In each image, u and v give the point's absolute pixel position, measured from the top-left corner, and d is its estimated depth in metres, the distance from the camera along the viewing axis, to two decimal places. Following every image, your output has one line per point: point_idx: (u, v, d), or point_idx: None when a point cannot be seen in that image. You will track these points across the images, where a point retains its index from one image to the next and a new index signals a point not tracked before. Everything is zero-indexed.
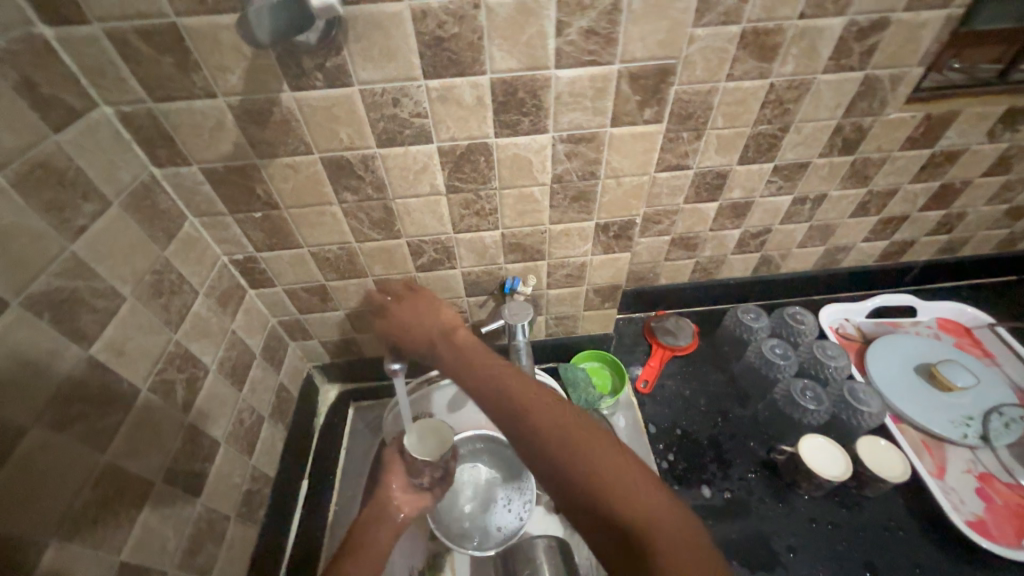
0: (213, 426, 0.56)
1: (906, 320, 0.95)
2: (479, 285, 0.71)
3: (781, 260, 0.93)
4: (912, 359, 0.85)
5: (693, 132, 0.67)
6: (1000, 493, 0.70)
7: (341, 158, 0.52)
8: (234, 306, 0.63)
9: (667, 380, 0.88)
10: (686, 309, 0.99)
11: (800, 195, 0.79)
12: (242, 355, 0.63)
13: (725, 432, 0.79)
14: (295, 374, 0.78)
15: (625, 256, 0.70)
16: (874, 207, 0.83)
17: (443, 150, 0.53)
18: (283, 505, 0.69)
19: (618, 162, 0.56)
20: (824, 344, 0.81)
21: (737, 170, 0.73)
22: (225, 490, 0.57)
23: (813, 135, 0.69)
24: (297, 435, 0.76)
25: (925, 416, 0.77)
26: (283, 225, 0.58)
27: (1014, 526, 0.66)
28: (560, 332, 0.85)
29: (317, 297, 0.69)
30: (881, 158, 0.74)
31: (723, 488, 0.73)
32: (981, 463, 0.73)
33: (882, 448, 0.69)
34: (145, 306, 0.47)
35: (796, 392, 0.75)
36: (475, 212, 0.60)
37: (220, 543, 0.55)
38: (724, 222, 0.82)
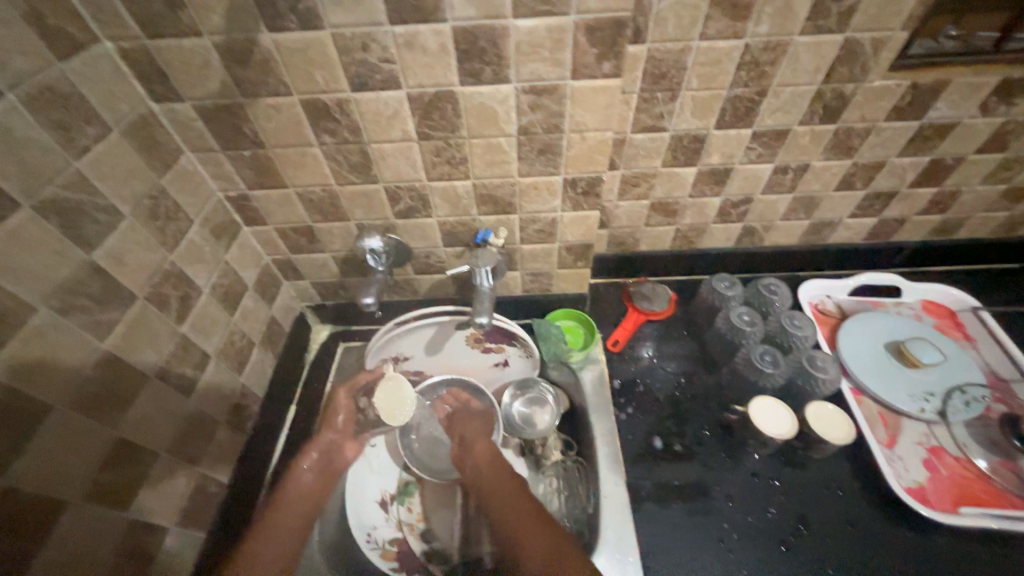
0: (204, 341, 0.63)
1: (889, 300, 0.94)
2: (455, 235, 0.76)
3: (764, 232, 0.93)
4: (885, 336, 0.86)
5: (667, 93, 0.68)
6: (946, 464, 0.72)
7: (319, 101, 0.56)
8: (227, 239, 0.69)
9: (637, 341, 0.92)
10: (666, 277, 1.01)
11: (781, 164, 0.79)
12: (235, 284, 0.70)
13: (685, 392, 0.83)
14: (287, 311, 0.85)
15: (595, 214, 0.73)
16: (859, 181, 0.83)
17: (412, 97, 0.56)
18: (270, 423, 0.77)
19: (581, 116, 0.59)
20: (793, 314, 0.82)
21: (714, 134, 0.74)
22: (215, 397, 0.64)
23: (792, 101, 0.69)
24: (286, 365, 0.84)
25: (886, 390, 0.78)
26: (270, 164, 0.63)
27: (953, 494, 0.69)
28: (536, 288, 0.89)
29: (305, 237, 0.75)
30: (865, 129, 0.74)
31: (675, 441, 0.77)
32: (935, 437, 0.75)
33: (829, 412, 0.72)
34: (143, 225, 0.53)
35: (756, 356, 0.77)
36: (446, 159, 0.64)
37: (209, 441, 0.63)
38: (702, 188, 0.83)
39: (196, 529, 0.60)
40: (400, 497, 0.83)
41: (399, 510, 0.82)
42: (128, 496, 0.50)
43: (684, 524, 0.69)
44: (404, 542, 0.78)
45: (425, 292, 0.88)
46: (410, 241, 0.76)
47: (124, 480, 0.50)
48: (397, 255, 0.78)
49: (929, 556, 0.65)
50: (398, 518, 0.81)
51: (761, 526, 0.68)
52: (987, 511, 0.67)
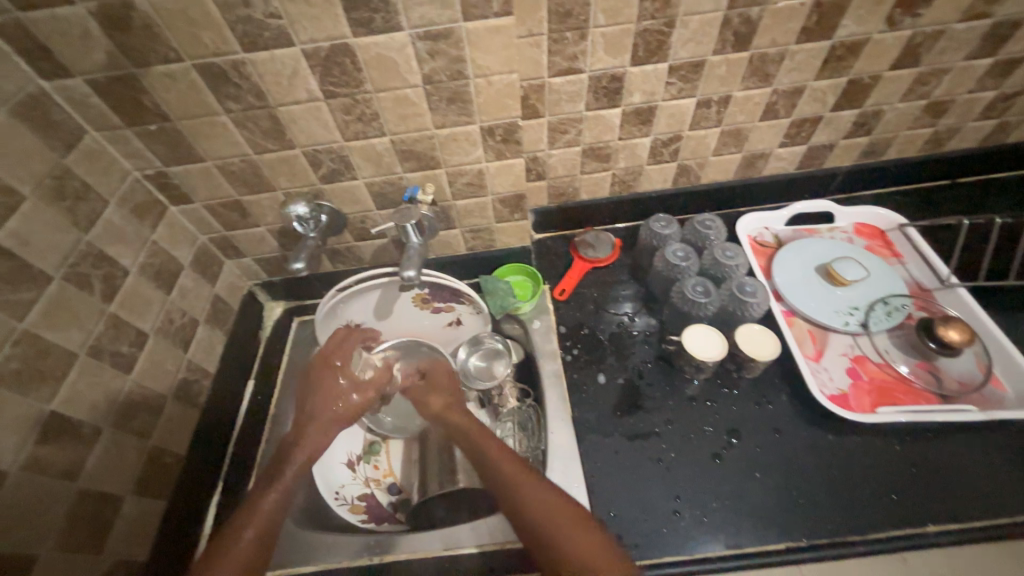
0: (139, 319, 0.64)
1: (823, 226, 0.97)
2: (385, 196, 0.76)
3: (699, 169, 0.94)
4: (817, 260, 0.89)
5: (576, 31, 0.68)
6: (868, 371, 0.77)
7: (213, 65, 0.55)
8: (153, 218, 0.69)
9: (584, 288, 0.94)
10: (611, 225, 1.03)
11: (703, 97, 0.80)
12: (167, 264, 0.70)
13: (627, 330, 0.87)
14: (234, 289, 0.86)
15: (519, 162, 0.74)
16: (782, 108, 0.84)
17: (308, 53, 0.56)
18: (227, 398, 0.80)
19: (483, 60, 0.59)
20: (725, 246, 0.85)
21: (631, 72, 0.74)
22: (159, 373, 0.66)
23: (701, 29, 0.70)
24: (239, 342, 0.85)
25: (814, 309, 0.82)
26: (180, 137, 0.63)
27: (871, 397, 0.74)
28: (479, 245, 0.90)
29: (236, 212, 0.75)
30: (779, 53, 0.74)
31: (618, 375, 0.81)
32: (859, 348, 0.80)
33: (756, 332, 0.76)
34: (48, 206, 0.54)
35: (689, 288, 0.80)
36: (358, 117, 0.64)
37: (159, 415, 0.65)
38: (630, 129, 0.84)
39: (156, 496, 0.63)
40: (366, 457, 0.87)
41: (366, 468, 0.86)
42: (73, 466, 0.53)
43: (625, 448, 0.73)
44: (372, 496, 0.83)
45: (371, 259, 0.89)
46: (342, 206, 0.77)
47: (66, 451, 0.52)
48: (333, 222, 0.79)
49: (848, 453, 0.70)
50: (366, 475, 0.85)
51: (696, 443, 0.72)
52: (903, 408, 0.72)
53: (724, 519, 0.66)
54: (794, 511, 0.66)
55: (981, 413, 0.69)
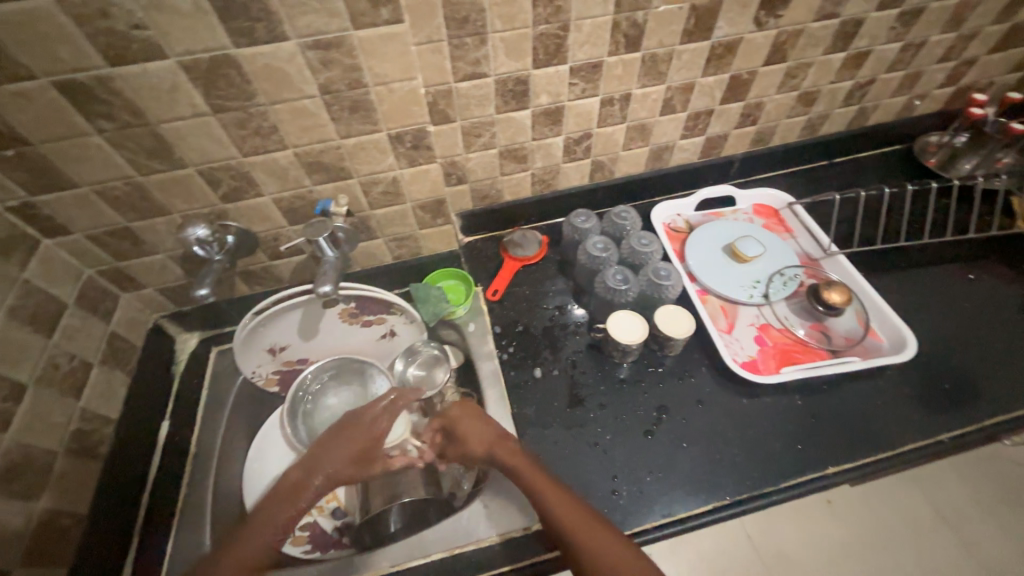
0: (13, 369, 0.57)
1: (727, 209, 1.06)
2: (297, 210, 0.73)
3: (612, 164, 0.99)
4: (723, 241, 0.97)
5: (475, 37, 0.69)
6: (772, 337, 0.85)
7: (74, 81, 0.51)
8: (22, 255, 0.61)
9: (515, 287, 0.96)
10: (537, 223, 1.06)
11: (606, 96, 0.84)
12: (46, 304, 0.63)
13: (558, 323, 0.89)
14: (135, 324, 0.79)
15: (434, 167, 0.74)
16: (678, 103, 0.91)
17: (186, 65, 0.52)
18: (136, 444, 0.73)
19: (380, 68, 0.59)
20: (640, 235, 0.91)
21: (534, 75, 0.77)
22: (44, 426, 0.59)
23: (594, 32, 0.74)
24: (146, 380, 0.78)
25: (723, 285, 0.90)
26: (46, 162, 0.57)
27: (776, 360, 0.82)
28: (405, 253, 0.89)
29: (127, 240, 0.69)
30: (667, 53, 0.80)
31: (553, 367, 0.83)
32: (763, 316, 0.88)
33: (672, 311, 0.82)
34: None
35: (610, 278, 0.84)
36: (254, 131, 0.61)
37: (47, 473, 0.58)
38: (542, 129, 0.87)
39: (53, 563, 0.56)
40: None
41: None
42: None
43: (564, 436, 0.76)
44: (315, 524, 0.78)
45: (291, 277, 0.85)
46: (250, 225, 0.73)
47: None
48: (241, 243, 0.74)
49: (760, 412, 0.77)
50: None
51: (628, 422, 0.76)
52: (802, 367, 0.80)
53: (656, 489, 0.70)
54: (716, 472, 0.72)
55: (863, 362, 0.79)
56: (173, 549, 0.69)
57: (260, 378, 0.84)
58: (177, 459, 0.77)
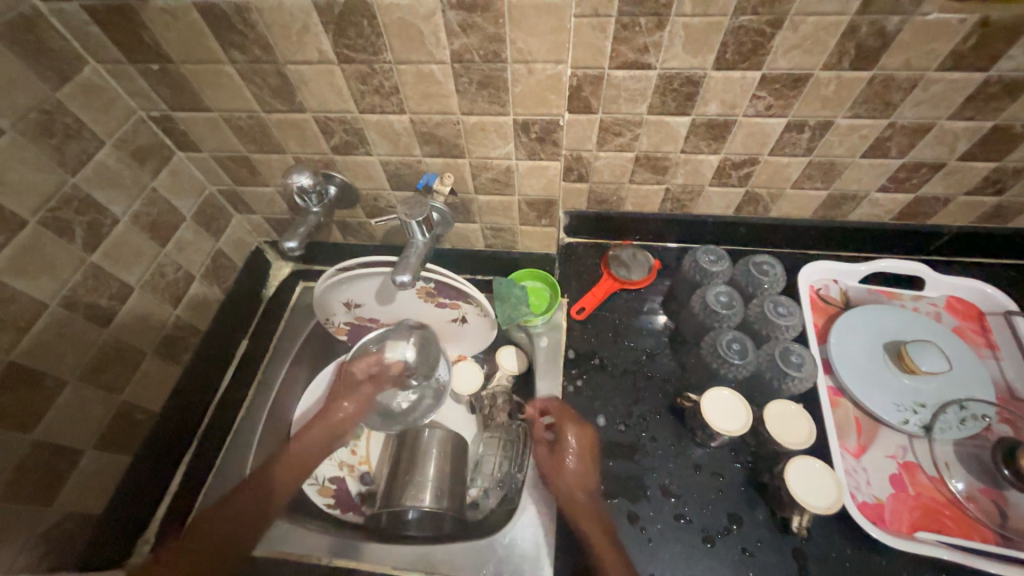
0: (125, 271, 0.61)
1: (907, 293, 0.81)
2: (401, 178, 0.68)
3: (770, 200, 0.80)
4: (888, 335, 0.74)
5: (652, 18, 0.55)
6: (916, 484, 0.64)
7: (214, 6, 0.48)
8: (155, 163, 0.64)
9: (605, 311, 0.84)
10: (653, 244, 0.91)
11: (797, 119, 0.65)
12: (166, 214, 0.67)
13: (643, 370, 0.77)
14: (240, 245, 0.82)
15: (555, 165, 0.63)
16: (894, 148, 0.68)
17: (320, 7, 0.47)
18: (216, 357, 0.78)
19: (524, 43, 0.48)
20: (778, 300, 0.73)
21: (712, 77, 0.60)
22: (141, 327, 0.64)
23: (814, 36, 0.54)
24: (237, 299, 0.82)
25: (869, 394, 0.69)
26: (184, 82, 0.57)
27: (912, 517, 0.62)
28: (498, 244, 0.81)
29: (245, 169, 0.70)
30: (910, 80, 0.58)
31: (619, 421, 0.72)
32: (913, 452, 0.67)
33: (791, 412, 0.65)
34: (29, 143, 0.50)
35: (722, 343, 0.70)
36: (375, 89, 0.55)
37: (134, 369, 0.63)
38: (697, 143, 0.70)
39: (121, 451, 0.62)
40: (345, 439, 0.82)
41: (344, 451, 0.81)
42: (28, 419, 0.51)
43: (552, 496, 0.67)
44: (343, 481, 0.79)
45: (383, 238, 0.82)
46: (354, 181, 0.70)
47: (20, 403, 0.50)
48: (342, 196, 0.72)
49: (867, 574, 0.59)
50: (340, 459, 0.80)
51: (687, 518, 0.64)
52: (948, 540, 0.60)
53: None
54: None
55: None
56: (220, 464, 0.73)
57: (333, 326, 0.85)
58: (245, 380, 0.80)
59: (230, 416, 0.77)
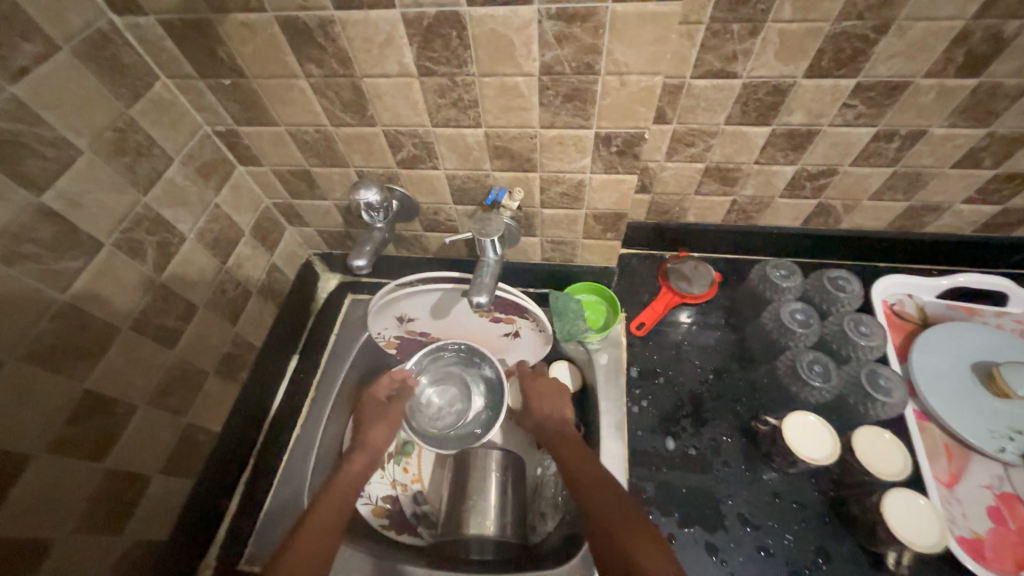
0: (190, 290, 0.59)
1: (989, 309, 0.76)
2: (465, 192, 0.65)
3: (843, 212, 0.76)
4: (977, 355, 0.69)
5: (746, 25, 0.52)
6: (1017, 516, 0.60)
7: (297, 19, 0.46)
8: (218, 179, 0.63)
9: (666, 326, 0.81)
10: (712, 255, 0.87)
11: (887, 128, 0.61)
12: (227, 230, 0.65)
13: (711, 391, 0.74)
14: (292, 258, 0.80)
15: (631, 179, 0.60)
16: (989, 157, 0.63)
17: (408, 19, 0.45)
18: (270, 374, 0.76)
19: (623, 54, 0.45)
20: (859, 319, 0.69)
21: (801, 85, 0.57)
22: (204, 347, 0.62)
23: (922, 42, 0.51)
24: (289, 313, 0.80)
25: (959, 420, 0.65)
26: (254, 97, 0.55)
27: (1017, 553, 0.58)
28: (556, 258, 0.78)
29: (304, 182, 0.68)
30: (1020, 87, 0.54)
31: (690, 446, 0.69)
32: (1009, 482, 0.63)
33: (884, 441, 0.61)
34: (105, 162, 0.48)
35: (802, 363, 0.66)
36: (453, 102, 0.53)
37: (198, 390, 0.61)
38: (774, 154, 0.67)
39: (185, 475, 0.60)
40: (397, 457, 0.80)
41: (396, 469, 0.79)
42: (102, 447, 0.49)
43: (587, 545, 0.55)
44: (397, 501, 0.77)
45: (436, 252, 0.80)
46: (416, 195, 0.67)
47: (95, 431, 0.48)
48: (401, 210, 0.70)
49: None
50: (393, 477, 0.78)
51: (770, 551, 0.61)
52: None
53: None
54: None
55: None
56: (276, 485, 0.71)
57: (382, 339, 0.81)
58: (298, 397, 0.78)
59: (284, 435, 0.75)
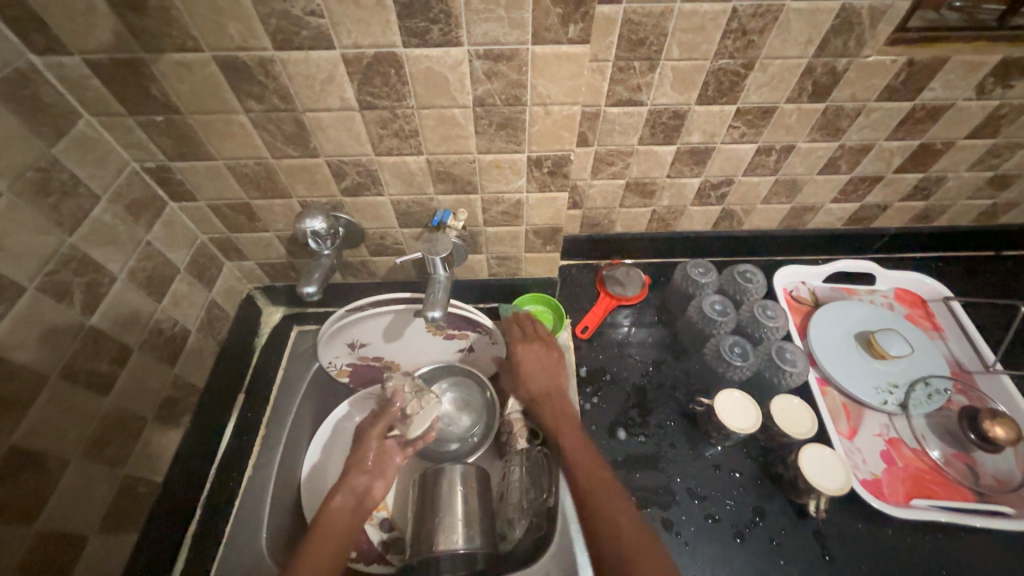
0: (124, 332, 0.57)
1: (863, 288, 0.92)
2: (411, 215, 0.68)
3: (744, 215, 0.88)
4: (857, 326, 0.83)
5: (645, 62, 0.61)
6: (903, 456, 0.72)
7: (236, 59, 0.48)
8: (149, 216, 0.61)
9: (608, 328, 0.88)
10: (642, 261, 0.96)
11: (765, 144, 0.74)
12: (161, 268, 0.63)
13: (653, 382, 0.81)
14: (232, 293, 0.78)
15: (564, 197, 0.66)
16: (844, 164, 0.78)
17: (348, 59, 0.48)
18: (214, 416, 0.72)
19: (545, 88, 0.52)
20: (765, 304, 0.80)
21: (695, 111, 0.68)
22: (141, 391, 0.59)
23: (780, 75, 0.63)
24: (232, 350, 0.77)
25: (850, 381, 0.77)
26: (189, 132, 0.55)
27: (905, 487, 0.70)
28: (502, 272, 0.83)
29: (243, 215, 0.67)
30: (855, 109, 0.69)
31: (639, 433, 0.75)
32: (894, 429, 0.75)
33: (795, 406, 0.71)
34: (27, 204, 0.46)
35: (725, 347, 0.75)
36: (395, 132, 0.56)
37: (136, 438, 0.58)
38: (681, 168, 0.77)
39: (125, 531, 0.56)
40: None
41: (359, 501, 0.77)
42: (30, 508, 0.46)
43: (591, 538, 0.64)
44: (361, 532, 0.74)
45: (385, 275, 0.81)
46: (362, 221, 0.69)
47: (22, 491, 0.45)
48: (347, 236, 0.71)
49: (878, 546, 0.65)
50: None
51: (717, 516, 0.68)
52: (938, 503, 0.68)
53: None
54: None
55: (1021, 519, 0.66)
56: (230, 532, 0.67)
57: (333, 368, 0.80)
58: (247, 436, 0.75)
59: (234, 478, 0.72)
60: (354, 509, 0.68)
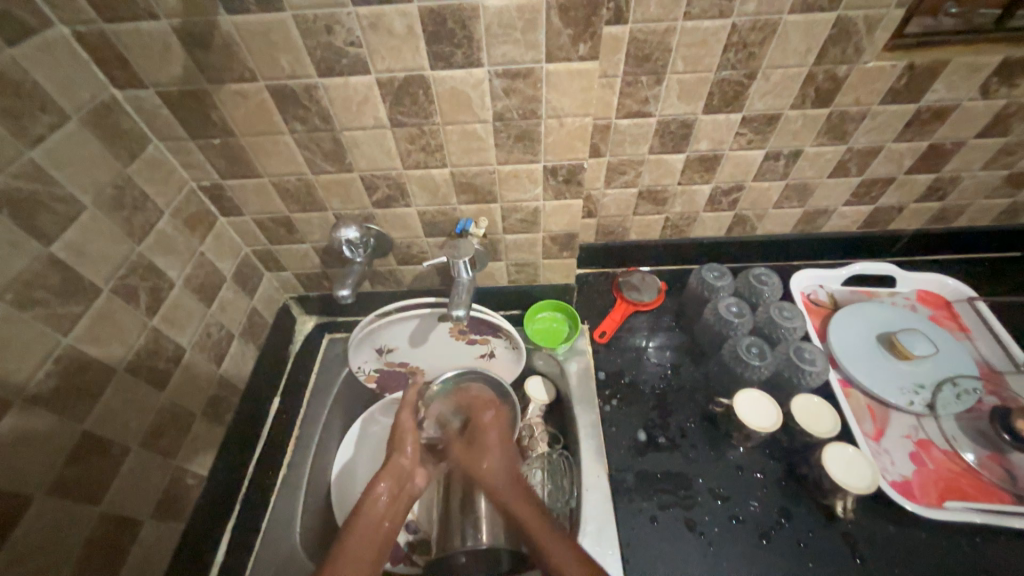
0: (179, 333, 0.63)
1: (884, 290, 0.91)
2: (436, 225, 0.74)
3: (756, 220, 0.90)
4: (878, 327, 0.83)
5: (652, 76, 0.66)
6: (934, 458, 0.71)
7: (286, 87, 0.54)
8: (203, 229, 0.68)
9: (625, 332, 0.90)
10: (657, 268, 0.99)
11: (773, 150, 0.76)
12: (211, 276, 0.69)
13: (672, 384, 0.82)
14: (271, 302, 0.84)
15: (578, 203, 0.70)
16: (854, 167, 0.80)
17: (382, 82, 0.54)
18: (254, 416, 0.77)
19: (559, 101, 0.57)
20: (781, 305, 0.81)
21: (702, 120, 0.71)
22: (192, 388, 0.64)
23: (782, 83, 0.67)
24: (270, 355, 0.82)
25: (874, 382, 0.77)
26: (241, 153, 0.62)
27: (938, 489, 0.68)
28: (521, 279, 0.86)
29: (284, 228, 0.73)
30: (860, 113, 0.71)
31: (659, 433, 0.76)
32: (923, 430, 0.74)
33: (815, 405, 0.71)
34: (105, 216, 0.53)
35: (742, 348, 0.77)
36: (422, 147, 0.62)
37: (185, 432, 0.63)
38: (692, 176, 0.80)
39: (174, 520, 0.60)
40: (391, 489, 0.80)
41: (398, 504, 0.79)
42: (97, 490, 0.51)
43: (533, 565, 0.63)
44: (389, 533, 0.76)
45: (411, 284, 0.86)
46: (390, 231, 0.74)
47: (90, 473, 0.50)
48: (377, 246, 0.76)
49: (911, 549, 0.64)
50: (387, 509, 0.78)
51: (740, 518, 0.67)
52: (973, 505, 0.66)
53: None
54: None
55: None
56: (266, 527, 0.71)
57: (362, 373, 0.83)
58: (282, 437, 0.79)
59: (270, 477, 0.75)
60: (391, 501, 0.70)
